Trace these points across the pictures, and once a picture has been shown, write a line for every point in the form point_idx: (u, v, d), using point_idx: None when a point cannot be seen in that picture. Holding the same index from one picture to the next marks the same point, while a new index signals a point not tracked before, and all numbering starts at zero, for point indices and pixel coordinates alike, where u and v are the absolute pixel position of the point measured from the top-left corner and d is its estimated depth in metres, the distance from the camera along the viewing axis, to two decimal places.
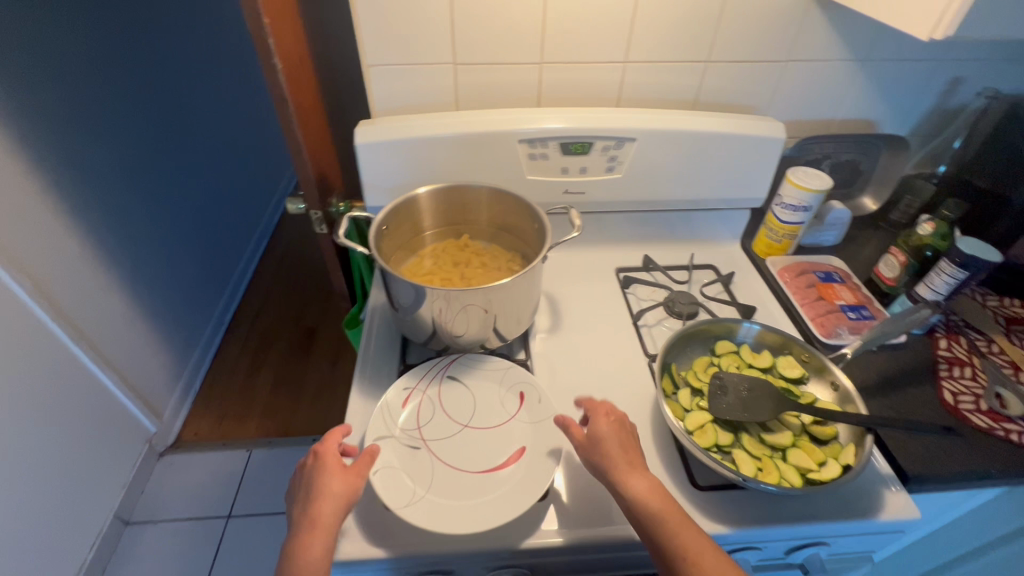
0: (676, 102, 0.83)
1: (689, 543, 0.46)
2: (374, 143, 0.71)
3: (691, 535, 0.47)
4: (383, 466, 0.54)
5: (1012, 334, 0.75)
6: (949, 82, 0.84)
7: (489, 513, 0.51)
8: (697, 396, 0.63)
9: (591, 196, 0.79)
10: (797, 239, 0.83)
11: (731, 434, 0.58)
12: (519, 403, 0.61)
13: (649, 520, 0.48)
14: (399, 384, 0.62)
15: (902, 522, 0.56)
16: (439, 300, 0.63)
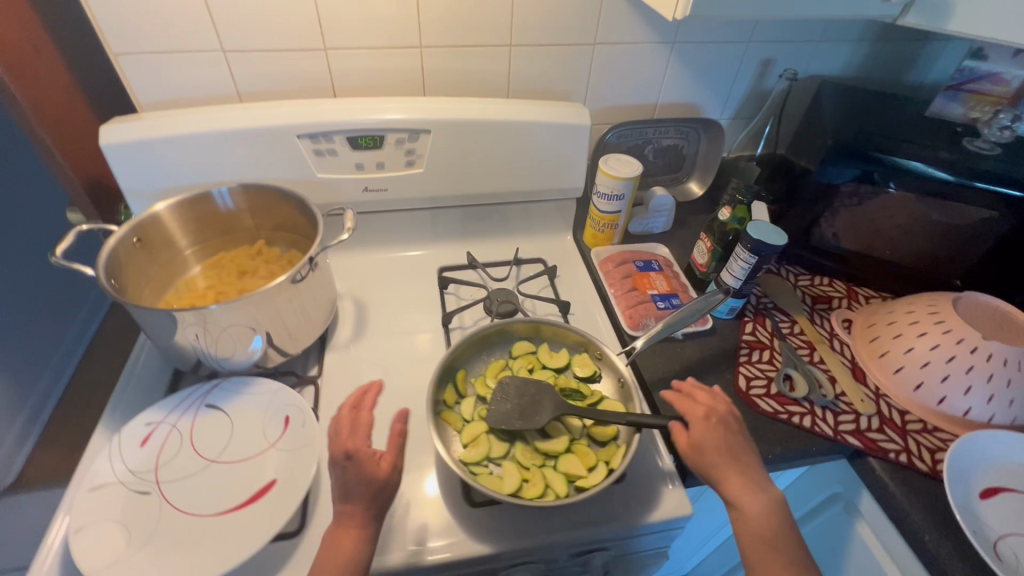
0: (488, 90, 0.79)
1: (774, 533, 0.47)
2: (125, 143, 0.63)
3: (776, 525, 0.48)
4: (92, 520, 0.47)
5: (816, 314, 0.77)
6: (761, 64, 0.85)
7: (210, 562, 0.46)
8: (482, 404, 0.60)
9: (395, 193, 0.76)
10: (619, 228, 0.82)
11: (505, 444, 0.56)
12: (282, 429, 0.56)
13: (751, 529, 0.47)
14: (141, 418, 0.55)
15: (678, 518, 0.55)
16: (193, 326, 0.55)
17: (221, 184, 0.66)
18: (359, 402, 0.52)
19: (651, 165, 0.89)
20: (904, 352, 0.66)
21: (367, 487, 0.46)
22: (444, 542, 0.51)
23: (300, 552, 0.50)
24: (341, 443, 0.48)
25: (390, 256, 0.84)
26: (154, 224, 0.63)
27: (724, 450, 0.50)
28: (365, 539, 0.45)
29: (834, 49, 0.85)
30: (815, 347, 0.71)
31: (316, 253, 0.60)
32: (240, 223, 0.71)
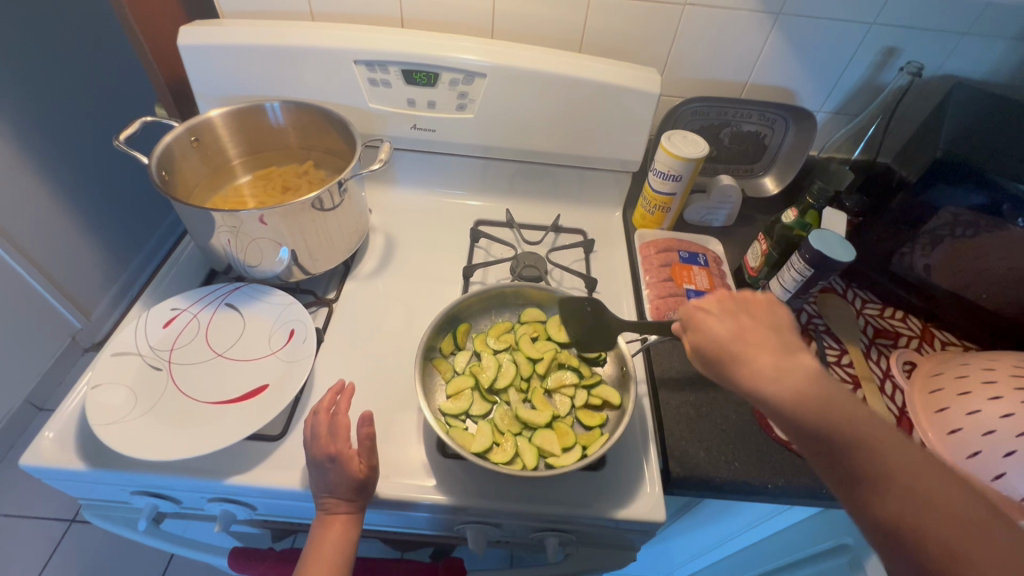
0: (558, 41, 0.73)
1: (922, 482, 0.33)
2: (199, 46, 0.66)
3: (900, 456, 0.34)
4: (109, 382, 0.53)
5: (874, 348, 0.68)
6: (882, 53, 0.73)
7: (194, 443, 0.49)
8: (476, 360, 0.60)
9: (443, 135, 0.75)
10: (671, 213, 0.76)
11: (487, 405, 0.56)
12: (285, 341, 0.58)
13: (831, 433, 0.35)
14: (168, 303, 0.60)
15: (650, 522, 0.52)
16: (225, 231, 0.58)
17: (274, 99, 0.68)
18: (334, 403, 0.52)
19: (724, 151, 0.81)
20: (967, 413, 0.56)
21: (352, 485, 0.48)
22: (406, 482, 0.52)
23: (277, 456, 0.53)
24: (321, 446, 0.49)
25: (433, 200, 0.84)
26: (209, 129, 0.66)
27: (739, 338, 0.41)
28: (352, 525, 0.49)
29: (981, 44, 0.71)
30: (861, 384, 0.63)
31: (345, 177, 0.60)
32: (286, 141, 0.73)
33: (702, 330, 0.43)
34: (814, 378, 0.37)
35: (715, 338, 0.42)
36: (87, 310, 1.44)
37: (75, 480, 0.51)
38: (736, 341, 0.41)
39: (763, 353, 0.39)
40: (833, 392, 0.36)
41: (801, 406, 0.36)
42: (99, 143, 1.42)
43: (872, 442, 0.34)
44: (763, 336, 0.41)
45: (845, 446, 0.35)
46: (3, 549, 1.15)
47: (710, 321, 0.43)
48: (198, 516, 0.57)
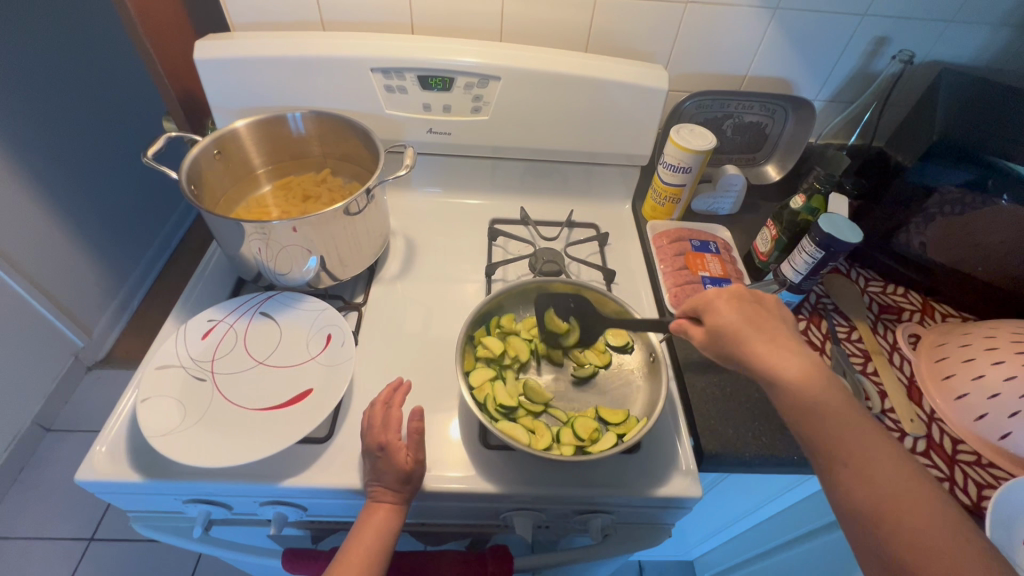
0: (566, 41, 0.75)
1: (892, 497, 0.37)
2: (217, 59, 0.67)
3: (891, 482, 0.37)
4: (157, 395, 0.54)
5: (879, 323, 0.72)
6: (874, 42, 0.76)
7: (248, 449, 0.51)
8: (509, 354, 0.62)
9: (458, 138, 0.76)
10: (681, 204, 0.78)
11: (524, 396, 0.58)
12: (323, 345, 0.60)
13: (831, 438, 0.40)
14: (204, 315, 0.61)
15: (687, 498, 0.55)
16: (257, 240, 0.59)
17: (295, 109, 0.69)
18: (391, 399, 0.54)
19: (728, 141, 0.84)
20: (972, 378, 0.60)
21: (398, 476, 0.50)
22: (453, 474, 0.54)
23: (326, 457, 0.55)
24: (374, 435, 0.51)
25: (447, 202, 0.85)
26: (232, 141, 0.67)
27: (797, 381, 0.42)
28: (394, 515, 0.50)
29: (965, 31, 0.75)
30: (871, 357, 0.67)
31: (373, 184, 0.62)
32: (307, 149, 0.74)
33: (773, 366, 0.42)
34: (863, 443, 0.39)
35: (788, 378, 0.41)
36: (88, 328, 1.43)
37: (130, 492, 0.52)
38: (811, 382, 0.41)
39: (829, 396, 0.40)
40: (880, 465, 0.38)
41: (835, 465, 0.39)
42: (93, 159, 1.40)
43: (901, 517, 0.36)
44: (829, 381, 0.41)
45: (876, 513, 0.37)
46: (22, 572, 1.14)
47: (787, 368, 0.42)
48: (248, 521, 0.58)
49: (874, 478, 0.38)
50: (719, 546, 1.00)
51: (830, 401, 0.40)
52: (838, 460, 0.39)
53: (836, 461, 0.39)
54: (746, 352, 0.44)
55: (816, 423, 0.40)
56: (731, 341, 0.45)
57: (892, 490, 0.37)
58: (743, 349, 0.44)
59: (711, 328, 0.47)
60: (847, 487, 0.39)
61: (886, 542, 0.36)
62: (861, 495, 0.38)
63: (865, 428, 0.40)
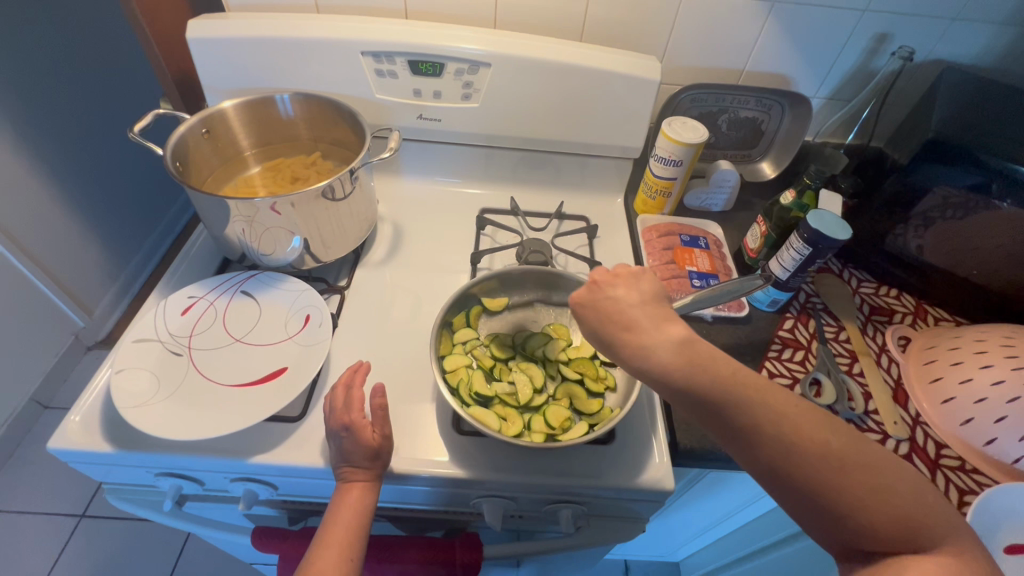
0: (560, 31, 0.75)
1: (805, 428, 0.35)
2: (207, 39, 0.67)
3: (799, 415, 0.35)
4: (133, 367, 0.54)
5: (869, 325, 0.70)
6: (874, 38, 0.75)
7: (219, 423, 0.51)
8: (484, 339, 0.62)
9: (448, 125, 0.76)
10: (671, 198, 0.78)
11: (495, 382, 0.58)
12: (302, 325, 0.60)
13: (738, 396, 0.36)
14: (185, 292, 0.62)
15: (660, 491, 0.54)
16: (240, 220, 0.59)
17: (284, 91, 0.70)
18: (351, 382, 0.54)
19: (723, 137, 0.83)
20: (960, 382, 0.58)
21: (366, 453, 0.50)
22: (421, 457, 0.54)
23: (297, 436, 0.54)
24: (337, 417, 0.51)
25: (437, 190, 0.85)
26: (220, 120, 0.67)
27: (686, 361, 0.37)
28: (368, 494, 0.49)
29: (968, 29, 0.73)
30: (858, 358, 0.65)
31: (356, 166, 0.62)
32: (296, 132, 0.74)
33: (648, 350, 0.39)
34: (782, 406, 0.36)
35: (662, 362, 0.38)
36: (89, 308, 1.44)
37: (100, 462, 0.53)
38: (681, 362, 0.37)
39: (731, 368, 0.37)
40: (803, 423, 0.35)
41: (767, 445, 0.35)
42: (96, 141, 1.42)
43: (840, 474, 0.33)
44: (716, 354, 0.38)
45: (817, 477, 0.34)
46: (13, 545, 1.16)
47: (661, 351, 0.38)
48: (220, 497, 0.58)
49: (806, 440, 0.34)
50: (704, 547, 0.99)
51: (730, 371, 0.37)
52: (765, 434, 0.35)
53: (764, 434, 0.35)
54: (618, 338, 0.41)
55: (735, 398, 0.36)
56: (615, 331, 0.41)
57: (826, 447, 0.34)
58: (625, 337, 0.40)
59: (603, 316, 0.42)
60: (787, 463, 0.34)
61: (806, 478, 0.34)
62: (798, 466, 0.34)
63: (774, 387, 0.37)
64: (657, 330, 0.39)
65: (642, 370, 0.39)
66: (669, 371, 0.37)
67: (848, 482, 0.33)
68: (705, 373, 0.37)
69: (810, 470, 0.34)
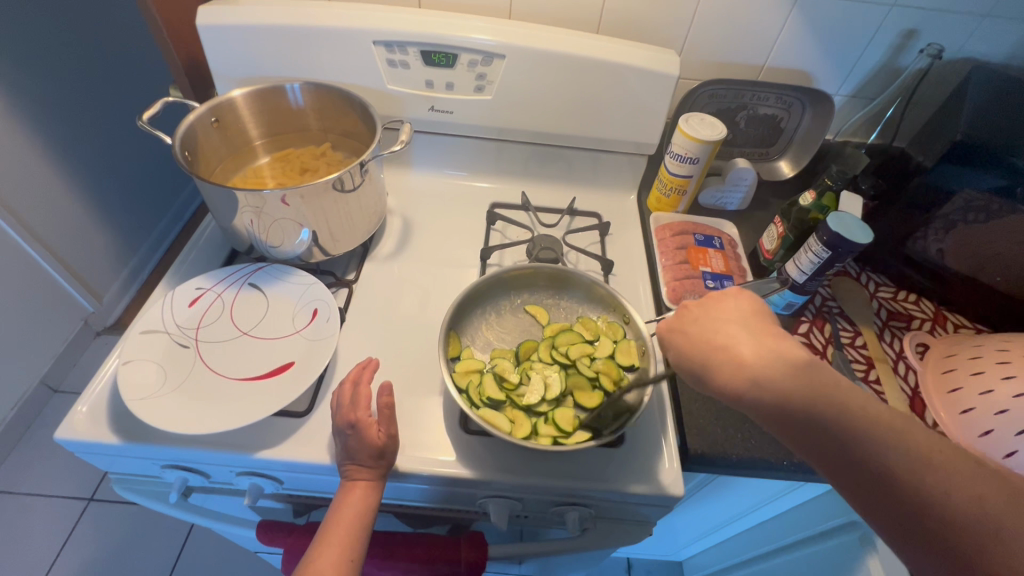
0: (576, 22, 0.73)
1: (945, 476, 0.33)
2: (218, 25, 0.66)
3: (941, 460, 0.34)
4: (139, 359, 0.54)
5: (886, 331, 0.69)
6: (901, 35, 0.72)
7: (224, 417, 0.51)
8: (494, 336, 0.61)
9: (461, 117, 0.75)
10: (687, 196, 0.76)
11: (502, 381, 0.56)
12: (309, 320, 0.59)
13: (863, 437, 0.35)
14: (193, 283, 0.61)
15: (668, 497, 0.54)
16: (248, 212, 0.59)
17: (294, 80, 0.69)
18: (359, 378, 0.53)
19: (740, 134, 0.81)
20: (980, 393, 0.57)
21: (372, 452, 0.49)
22: (428, 456, 0.53)
23: (303, 432, 0.54)
24: (344, 413, 0.50)
25: (448, 183, 0.84)
26: (230, 109, 0.66)
27: (805, 387, 0.37)
28: (372, 493, 0.49)
29: (1001, 26, 0.71)
30: (875, 364, 0.64)
31: (367, 159, 0.61)
32: (306, 122, 0.73)
33: (758, 379, 0.39)
34: (931, 450, 0.34)
35: (780, 387, 0.38)
36: (99, 294, 1.45)
37: (107, 454, 0.53)
38: (794, 386, 0.38)
39: (858, 402, 0.37)
40: (945, 466, 0.34)
41: (902, 490, 0.34)
42: (106, 126, 1.41)
43: (991, 531, 0.31)
44: (840, 384, 0.38)
45: (952, 530, 0.32)
46: (23, 526, 1.18)
47: (778, 375, 0.38)
48: (225, 489, 0.58)
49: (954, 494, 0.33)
50: (708, 548, 0.98)
51: (863, 405, 0.37)
52: (901, 477, 0.34)
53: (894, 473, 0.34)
54: (720, 363, 0.41)
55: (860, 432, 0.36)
56: (717, 356, 0.42)
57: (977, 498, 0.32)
58: (730, 358, 0.41)
59: (696, 343, 0.43)
60: (923, 518, 0.33)
61: (948, 532, 0.32)
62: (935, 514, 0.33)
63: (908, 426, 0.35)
64: (777, 350, 0.39)
65: (757, 403, 0.39)
66: (785, 401, 0.38)
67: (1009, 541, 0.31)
68: (827, 403, 0.37)
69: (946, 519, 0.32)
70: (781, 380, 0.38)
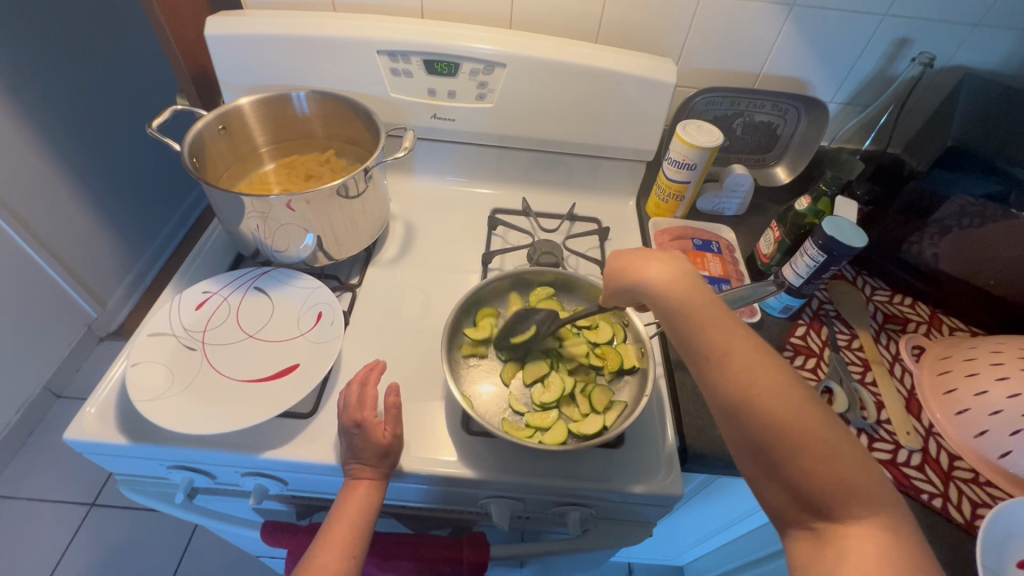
0: (576, 32, 0.75)
1: (758, 369, 0.39)
2: (226, 36, 0.67)
3: (762, 360, 0.39)
4: (147, 360, 0.55)
5: (882, 333, 0.70)
6: (893, 44, 0.74)
7: (231, 418, 0.51)
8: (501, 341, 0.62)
9: (462, 125, 0.76)
10: (685, 201, 0.77)
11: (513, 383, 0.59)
12: (314, 323, 0.60)
13: (703, 332, 0.42)
14: (200, 286, 0.62)
15: (667, 497, 0.54)
16: (255, 217, 0.60)
17: (299, 89, 0.70)
18: (365, 379, 0.55)
19: (737, 140, 0.82)
20: (975, 394, 0.58)
21: (377, 451, 0.50)
22: (430, 456, 0.54)
23: (308, 432, 0.55)
24: (350, 413, 0.51)
25: (450, 189, 0.85)
26: (237, 117, 0.68)
27: (676, 290, 0.45)
28: (375, 492, 0.50)
29: (990, 35, 0.73)
30: (871, 366, 0.65)
31: (371, 165, 0.62)
32: (311, 130, 0.75)
33: (645, 283, 0.48)
34: (746, 360, 0.39)
35: (661, 287, 0.46)
36: (103, 300, 1.46)
37: (115, 454, 0.54)
38: (669, 291, 0.45)
39: (707, 307, 0.43)
40: (759, 363, 0.39)
41: (721, 373, 0.40)
42: (111, 134, 1.43)
43: (782, 415, 0.37)
44: (701, 293, 0.44)
45: (756, 429, 0.37)
46: (24, 532, 1.18)
47: (661, 279, 0.47)
48: (229, 490, 0.59)
49: (763, 399, 0.38)
50: (708, 552, 0.98)
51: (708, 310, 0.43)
52: (724, 372, 0.40)
53: (716, 373, 0.40)
54: (624, 278, 0.50)
55: (698, 335, 0.42)
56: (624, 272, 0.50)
57: (773, 391, 0.38)
58: (633, 269, 0.49)
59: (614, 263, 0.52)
60: (734, 398, 0.38)
61: (750, 414, 0.38)
62: (742, 413, 0.38)
63: (742, 331, 0.41)
64: (668, 266, 0.48)
65: (649, 297, 0.47)
66: (658, 298, 0.46)
67: (793, 425, 0.36)
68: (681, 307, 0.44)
69: (749, 419, 0.38)
70: (665, 281, 0.46)
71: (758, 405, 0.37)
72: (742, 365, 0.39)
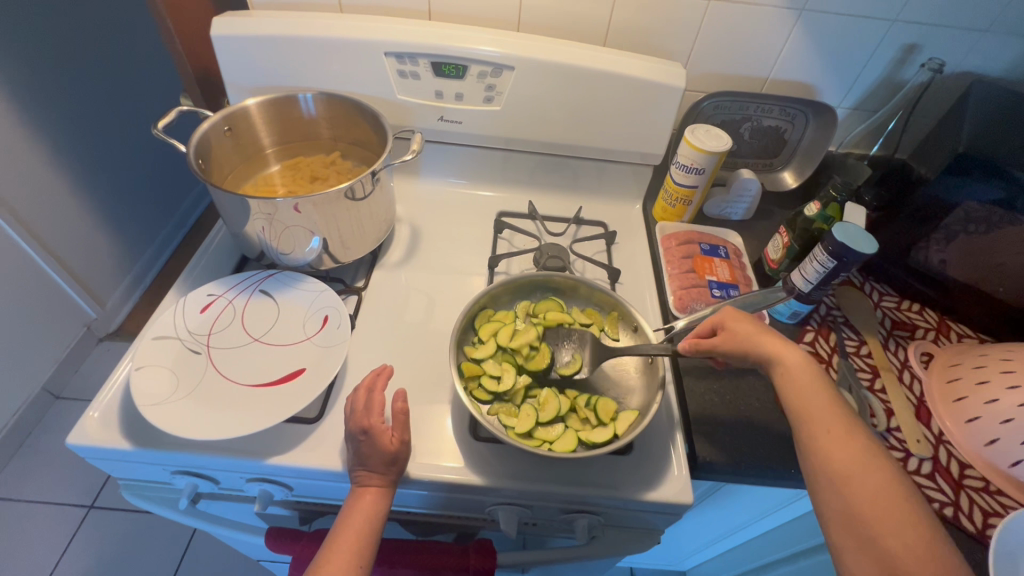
0: (584, 34, 0.74)
1: (851, 449, 0.43)
2: (232, 36, 0.67)
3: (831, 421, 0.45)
4: (152, 364, 0.54)
5: (891, 340, 0.69)
6: (902, 49, 0.74)
7: (236, 423, 0.51)
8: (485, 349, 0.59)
9: (468, 127, 0.76)
10: (692, 205, 0.77)
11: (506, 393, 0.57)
12: (320, 326, 0.60)
13: (812, 432, 0.45)
14: (205, 289, 0.62)
15: (677, 505, 0.54)
16: (261, 219, 0.59)
17: (306, 90, 0.70)
18: (373, 384, 0.54)
19: (744, 145, 0.82)
20: (985, 402, 0.57)
21: (384, 457, 0.49)
22: (437, 463, 0.53)
23: (313, 439, 0.54)
24: (357, 419, 0.51)
25: (455, 192, 0.85)
26: (243, 118, 0.67)
27: (801, 381, 0.48)
28: (382, 499, 0.49)
29: (998, 41, 0.73)
30: (880, 373, 0.64)
31: (378, 167, 0.62)
32: (316, 131, 0.74)
33: (778, 362, 0.50)
34: (851, 452, 0.43)
35: (786, 367, 0.49)
36: (102, 300, 1.45)
37: (117, 460, 0.53)
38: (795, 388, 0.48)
39: (825, 397, 0.47)
40: (853, 460, 0.43)
41: (825, 480, 0.43)
42: (111, 133, 1.42)
43: (878, 520, 0.40)
44: (820, 388, 0.47)
45: (854, 549, 0.40)
46: (22, 534, 1.17)
47: (785, 359, 0.49)
48: (233, 495, 0.59)
49: (856, 496, 0.41)
50: (711, 558, 0.98)
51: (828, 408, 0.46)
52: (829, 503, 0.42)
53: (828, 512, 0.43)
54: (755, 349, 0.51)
55: (808, 425, 0.46)
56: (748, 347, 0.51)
57: (869, 493, 0.41)
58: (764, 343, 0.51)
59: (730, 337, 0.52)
60: (841, 488, 0.42)
61: (854, 523, 0.41)
62: (854, 518, 0.41)
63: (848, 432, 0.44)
64: (786, 346, 0.50)
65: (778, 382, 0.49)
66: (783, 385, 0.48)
67: (904, 537, 0.39)
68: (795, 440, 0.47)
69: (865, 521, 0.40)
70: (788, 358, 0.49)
71: (863, 521, 0.40)
72: (856, 496, 0.41)
